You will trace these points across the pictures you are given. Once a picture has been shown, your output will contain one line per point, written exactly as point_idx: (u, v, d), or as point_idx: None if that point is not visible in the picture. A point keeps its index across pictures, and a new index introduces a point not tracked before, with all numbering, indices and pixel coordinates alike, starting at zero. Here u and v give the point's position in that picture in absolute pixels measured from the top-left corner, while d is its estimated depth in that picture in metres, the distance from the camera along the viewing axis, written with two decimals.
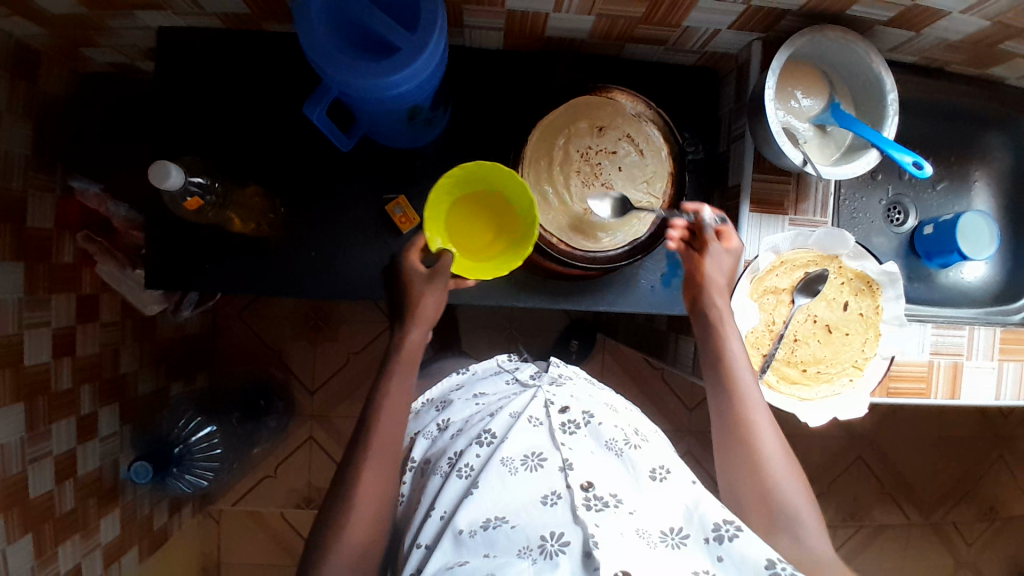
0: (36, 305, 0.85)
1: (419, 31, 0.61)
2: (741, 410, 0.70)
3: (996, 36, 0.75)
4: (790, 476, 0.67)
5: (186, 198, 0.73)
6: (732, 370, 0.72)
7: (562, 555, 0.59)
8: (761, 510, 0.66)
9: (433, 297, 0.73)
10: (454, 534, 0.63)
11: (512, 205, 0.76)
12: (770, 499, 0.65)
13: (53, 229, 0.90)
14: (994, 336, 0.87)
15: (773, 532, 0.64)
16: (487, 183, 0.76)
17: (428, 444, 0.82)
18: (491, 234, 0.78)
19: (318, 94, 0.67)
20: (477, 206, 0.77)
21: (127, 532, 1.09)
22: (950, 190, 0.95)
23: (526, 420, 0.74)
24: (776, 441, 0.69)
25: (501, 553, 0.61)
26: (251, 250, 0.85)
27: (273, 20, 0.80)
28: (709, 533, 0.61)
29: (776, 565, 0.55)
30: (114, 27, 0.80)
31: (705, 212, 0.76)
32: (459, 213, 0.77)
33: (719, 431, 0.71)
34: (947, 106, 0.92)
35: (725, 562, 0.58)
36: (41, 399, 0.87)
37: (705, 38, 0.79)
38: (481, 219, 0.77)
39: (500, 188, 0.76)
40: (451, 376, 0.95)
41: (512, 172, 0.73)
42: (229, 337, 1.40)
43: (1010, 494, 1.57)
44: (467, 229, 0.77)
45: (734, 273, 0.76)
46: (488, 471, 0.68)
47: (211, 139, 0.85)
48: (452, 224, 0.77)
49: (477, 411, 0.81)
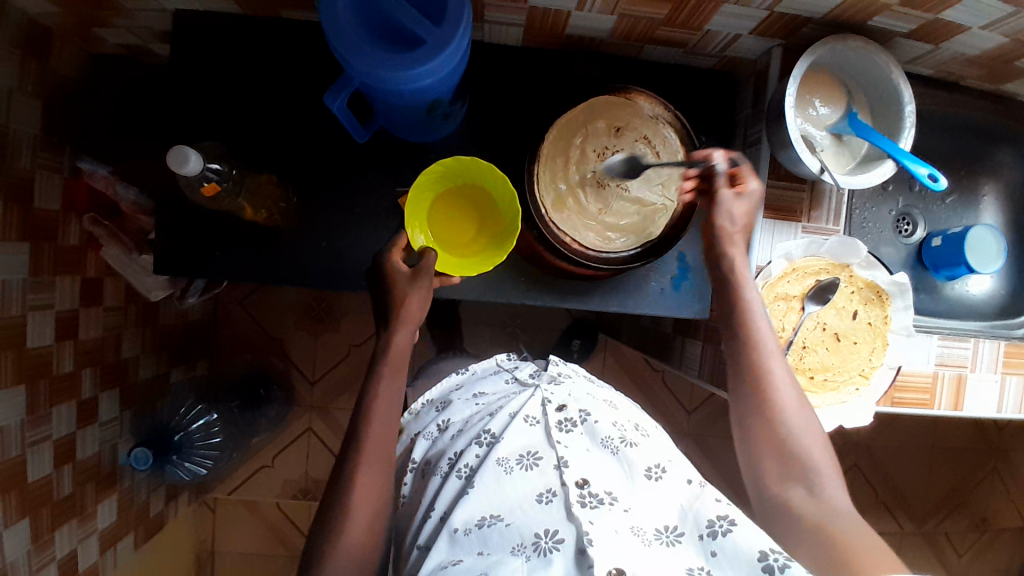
0: (40, 287, 0.85)
1: (444, 26, 0.60)
2: (760, 366, 0.70)
3: (1014, 52, 0.75)
4: (809, 432, 0.68)
5: (203, 184, 0.72)
6: (752, 325, 0.72)
7: (556, 552, 0.60)
8: (778, 464, 0.67)
9: (417, 298, 0.71)
10: (449, 533, 0.63)
11: (492, 201, 0.76)
12: (788, 450, 0.67)
13: (60, 211, 0.89)
14: (998, 349, 0.88)
15: (790, 483, 0.66)
16: (465, 179, 0.77)
17: (429, 445, 0.81)
18: (473, 231, 0.77)
19: (339, 85, 0.67)
20: (458, 200, 0.77)
21: (123, 519, 1.08)
22: (959, 203, 0.95)
23: (522, 419, 0.74)
24: (793, 397, 0.69)
25: (494, 551, 0.61)
26: (261, 239, 0.84)
27: (292, 7, 0.79)
28: (704, 529, 0.62)
29: (769, 556, 0.56)
30: (131, 9, 0.79)
31: (715, 156, 0.73)
32: (440, 209, 0.77)
33: (738, 388, 0.72)
34: (960, 120, 0.92)
35: (719, 557, 0.59)
36: (42, 382, 0.86)
37: (725, 43, 0.79)
38: (462, 214, 0.77)
39: (479, 182, 0.76)
40: (450, 375, 0.94)
41: (490, 165, 0.73)
42: (230, 325, 1.39)
43: (1002, 505, 1.58)
44: (449, 225, 0.77)
45: (753, 215, 0.75)
46: (483, 472, 0.68)
47: (225, 124, 0.85)
48: (434, 220, 0.77)
49: (476, 411, 0.81)
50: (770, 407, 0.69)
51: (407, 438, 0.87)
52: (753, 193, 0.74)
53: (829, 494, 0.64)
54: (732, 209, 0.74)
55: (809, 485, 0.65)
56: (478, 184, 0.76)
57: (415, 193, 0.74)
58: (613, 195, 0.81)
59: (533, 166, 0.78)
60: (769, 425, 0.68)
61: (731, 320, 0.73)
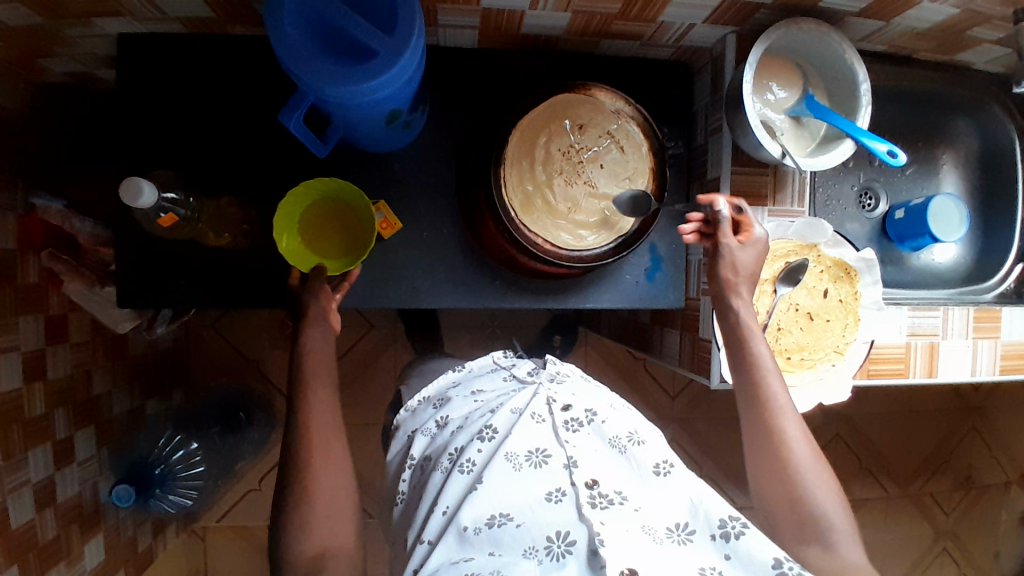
0: (2, 330, 0.82)
1: (397, 35, 0.59)
2: (769, 419, 0.69)
3: (965, 22, 0.77)
4: (830, 493, 0.65)
5: (159, 215, 0.73)
6: (757, 376, 0.71)
7: (569, 555, 0.60)
8: (793, 521, 0.65)
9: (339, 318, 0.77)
10: (458, 530, 0.63)
11: (323, 201, 0.79)
12: (803, 512, 0.64)
13: (16, 249, 0.85)
14: (968, 315, 0.90)
15: (805, 541, 0.64)
16: (313, 197, 0.78)
17: (428, 441, 0.80)
18: (340, 221, 0.79)
19: (294, 101, 0.65)
20: (319, 217, 0.78)
21: (113, 558, 1.06)
22: (919, 174, 0.97)
23: (530, 416, 0.72)
24: (808, 452, 0.67)
25: (506, 552, 0.61)
26: (227, 264, 0.83)
27: (240, 23, 0.77)
28: (716, 530, 0.62)
29: (782, 563, 0.57)
30: (71, 36, 0.76)
31: (719, 202, 0.75)
32: (318, 208, 0.79)
33: (749, 440, 0.70)
34: (913, 92, 0.94)
35: (733, 560, 0.60)
36: (14, 426, 0.84)
37: (680, 33, 0.80)
38: (336, 250, 0.79)
39: (324, 192, 0.78)
40: (448, 372, 0.91)
41: (301, 187, 0.77)
42: (207, 351, 1.37)
43: (983, 461, 1.63)
44: (323, 232, 0.79)
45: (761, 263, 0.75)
46: (492, 467, 0.66)
47: (181, 149, 0.82)
48: (315, 236, 0.79)
49: (476, 408, 0.78)
50: (783, 464, 0.67)
51: (406, 435, 0.85)
52: (757, 241, 0.74)
53: (843, 553, 0.62)
54: (737, 254, 0.73)
55: (823, 541, 0.63)
56: (316, 198, 0.78)
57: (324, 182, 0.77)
58: (582, 193, 0.80)
59: (499, 169, 0.78)
60: (784, 481, 0.66)
61: (745, 385, 0.71)
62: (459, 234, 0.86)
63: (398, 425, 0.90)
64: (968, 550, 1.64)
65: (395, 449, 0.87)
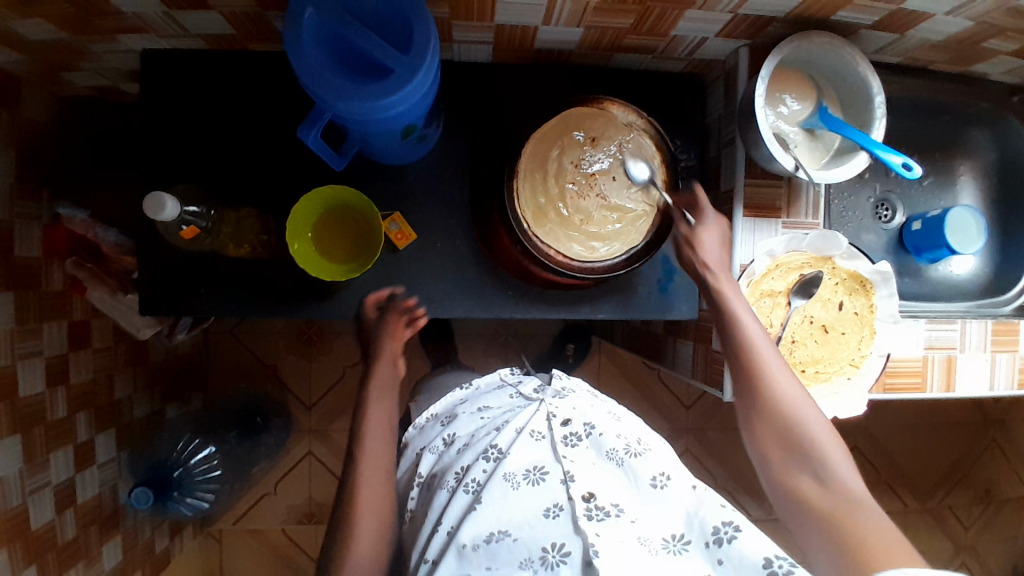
0: (27, 335, 0.84)
1: (412, 52, 0.60)
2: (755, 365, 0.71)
3: (981, 34, 0.76)
4: (822, 430, 0.67)
5: (182, 228, 0.76)
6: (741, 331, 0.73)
7: (563, 565, 0.61)
8: (787, 454, 0.67)
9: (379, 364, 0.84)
10: (457, 548, 0.63)
11: (330, 207, 0.80)
12: (797, 445, 0.66)
13: (41, 257, 0.88)
14: (985, 328, 0.89)
15: (800, 473, 0.66)
16: (321, 205, 0.80)
17: (436, 459, 0.80)
18: (350, 224, 0.81)
19: (312, 117, 0.67)
20: (331, 224, 0.80)
21: (130, 558, 1.08)
22: (936, 184, 0.97)
23: (529, 434, 0.72)
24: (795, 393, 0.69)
25: (502, 566, 0.62)
26: (245, 272, 0.84)
27: (260, 39, 0.79)
28: (709, 537, 0.63)
29: (772, 563, 0.57)
30: (97, 52, 0.79)
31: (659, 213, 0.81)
32: (327, 216, 0.80)
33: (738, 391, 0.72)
34: (930, 103, 0.93)
35: (726, 565, 0.60)
36: (37, 429, 0.86)
37: (692, 46, 0.80)
38: (352, 253, 0.81)
39: (329, 199, 0.80)
40: (453, 390, 0.92)
41: (309, 197, 0.78)
42: (224, 356, 1.39)
43: (1004, 475, 1.60)
44: (336, 237, 0.80)
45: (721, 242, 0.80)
46: (490, 487, 0.67)
47: (202, 161, 0.84)
48: (330, 243, 0.80)
49: (482, 425, 0.79)
50: (773, 405, 0.69)
51: (414, 454, 0.86)
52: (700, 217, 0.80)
53: (840, 482, 0.63)
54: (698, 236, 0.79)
55: (815, 471, 0.65)
56: (323, 205, 0.80)
57: (338, 187, 0.79)
58: (594, 205, 0.80)
59: (512, 181, 0.78)
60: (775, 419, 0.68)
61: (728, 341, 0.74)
62: (472, 245, 0.87)
63: (406, 443, 0.90)
64: (988, 567, 1.61)
65: (403, 467, 0.87)
